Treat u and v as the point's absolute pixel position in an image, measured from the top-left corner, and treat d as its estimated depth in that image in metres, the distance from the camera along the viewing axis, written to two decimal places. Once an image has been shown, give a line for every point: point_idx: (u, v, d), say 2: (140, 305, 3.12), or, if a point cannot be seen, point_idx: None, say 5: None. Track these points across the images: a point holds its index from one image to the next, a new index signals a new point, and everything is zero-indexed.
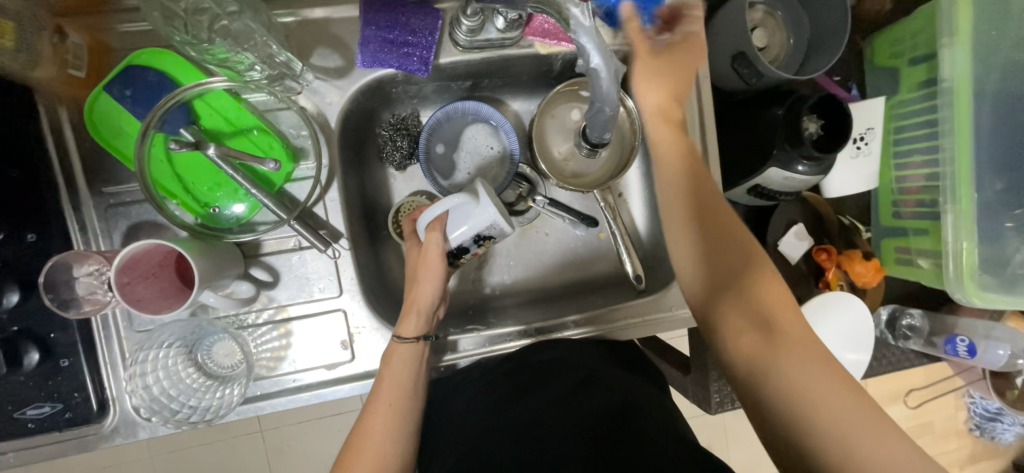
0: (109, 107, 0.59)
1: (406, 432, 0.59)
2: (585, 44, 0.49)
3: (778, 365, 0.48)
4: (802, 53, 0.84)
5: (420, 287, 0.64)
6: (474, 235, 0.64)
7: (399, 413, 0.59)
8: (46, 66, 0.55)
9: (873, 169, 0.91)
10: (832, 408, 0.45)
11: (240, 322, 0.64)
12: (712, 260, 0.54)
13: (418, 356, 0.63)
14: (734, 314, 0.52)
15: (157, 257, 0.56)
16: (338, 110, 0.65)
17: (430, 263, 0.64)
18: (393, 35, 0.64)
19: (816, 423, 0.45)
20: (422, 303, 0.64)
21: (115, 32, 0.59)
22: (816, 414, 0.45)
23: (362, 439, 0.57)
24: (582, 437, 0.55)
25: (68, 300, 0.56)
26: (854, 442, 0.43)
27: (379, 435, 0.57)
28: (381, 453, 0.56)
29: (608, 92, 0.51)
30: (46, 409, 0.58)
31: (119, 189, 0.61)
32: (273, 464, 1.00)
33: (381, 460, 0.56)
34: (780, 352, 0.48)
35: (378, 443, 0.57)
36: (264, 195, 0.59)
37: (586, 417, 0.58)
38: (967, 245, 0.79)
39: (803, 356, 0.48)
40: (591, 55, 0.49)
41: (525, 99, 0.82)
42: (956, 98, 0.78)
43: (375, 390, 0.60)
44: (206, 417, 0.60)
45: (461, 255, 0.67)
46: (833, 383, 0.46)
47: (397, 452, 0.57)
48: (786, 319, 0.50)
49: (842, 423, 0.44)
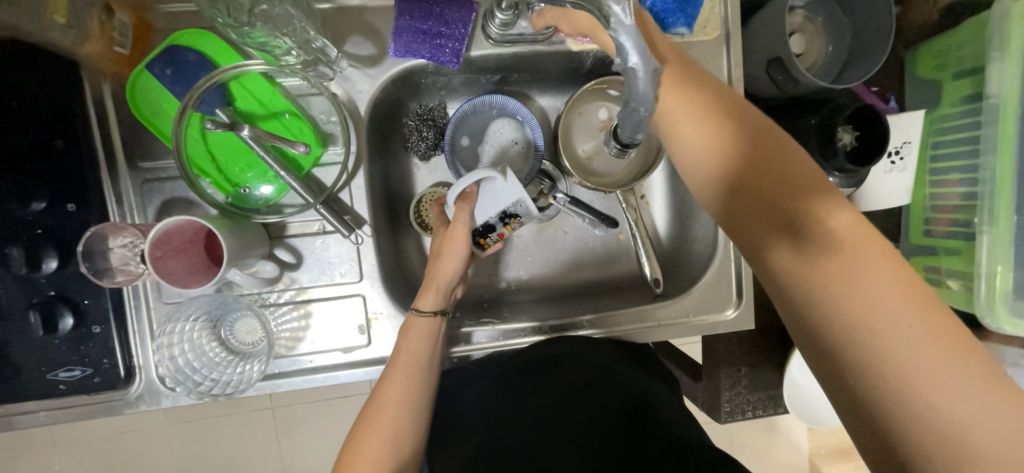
0: (151, 85, 0.60)
1: (419, 409, 0.61)
2: (624, 43, 0.45)
3: (868, 328, 0.40)
4: (841, 62, 0.82)
5: (444, 263, 0.66)
6: (501, 211, 0.68)
7: (415, 387, 0.61)
8: (94, 42, 0.57)
9: (906, 185, 0.88)
10: (929, 370, 0.38)
11: (263, 300, 0.65)
12: (767, 214, 0.44)
13: (434, 333, 0.65)
14: (808, 273, 0.42)
15: (188, 233, 0.57)
16: (368, 98, 0.66)
17: (457, 237, 0.66)
18: (426, 26, 0.64)
19: (910, 385, 0.38)
20: (443, 280, 0.66)
21: (159, 11, 0.61)
22: (909, 372, 0.38)
23: (378, 409, 0.59)
24: (596, 447, 0.56)
25: (102, 270, 0.58)
26: (933, 381, 0.38)
27: (394, 406, 0.60)
28: (397, 422, 0.59)
29: (645, 92, 0.47)
30: (77, 372, 0.61)
31: (155, 165, 0.63)
32: (282, 440, 1.03)
33: (394, 432, 0.59)
34: (848, 290, 0.40)
35: (391, 416, 0.59)
36: (293, 179, 0.61)
37: (592, 421, 0.60)
38: (1002, 268, 0.77)
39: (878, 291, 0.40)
40: (631, 54, 0.46)
41: (553, 95, 0.81)
42: (1001, 115, 0.75)
43: (394, 358, 0.62)
44: (227, 390, 0.62)
45: (486, 234, 0.69)
46: (925, 336, 0.38)
47: (410, 426, 0.60)
48: (866, 263, 0.41)
49: (922, 362, 0.38)
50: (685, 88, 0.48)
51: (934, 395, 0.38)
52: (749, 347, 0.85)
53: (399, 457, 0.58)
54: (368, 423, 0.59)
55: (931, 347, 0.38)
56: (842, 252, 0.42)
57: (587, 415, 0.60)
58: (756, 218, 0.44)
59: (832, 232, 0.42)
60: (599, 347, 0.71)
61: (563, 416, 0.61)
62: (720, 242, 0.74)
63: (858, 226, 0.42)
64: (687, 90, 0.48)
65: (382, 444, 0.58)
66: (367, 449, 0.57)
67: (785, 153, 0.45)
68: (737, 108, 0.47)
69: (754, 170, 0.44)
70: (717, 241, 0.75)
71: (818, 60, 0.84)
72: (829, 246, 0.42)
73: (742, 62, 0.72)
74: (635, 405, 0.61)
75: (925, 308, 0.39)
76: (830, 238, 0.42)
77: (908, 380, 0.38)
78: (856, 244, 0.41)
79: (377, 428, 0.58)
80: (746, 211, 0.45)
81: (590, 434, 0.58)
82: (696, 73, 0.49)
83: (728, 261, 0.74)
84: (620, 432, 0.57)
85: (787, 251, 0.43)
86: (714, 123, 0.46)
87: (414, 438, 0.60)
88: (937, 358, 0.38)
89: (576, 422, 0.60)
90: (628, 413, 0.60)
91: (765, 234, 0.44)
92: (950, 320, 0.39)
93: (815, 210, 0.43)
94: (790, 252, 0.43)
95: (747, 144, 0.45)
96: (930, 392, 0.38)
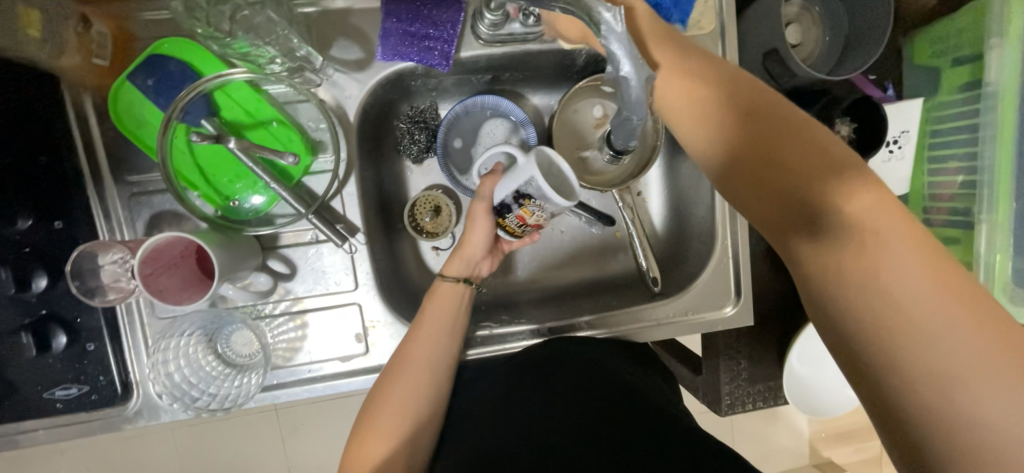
0: (133, 97, 0.59)
1: (438, 377, 0.62)
2: (614, 51, 0.47)
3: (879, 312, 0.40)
4: (837, 53, 0.81)
5: (469, 236, 0.68)
6: (514, 191, 0.61)
7: (438, 351, 0.63)
8: (70, 55, 0.56)
9: (905, 173, 0.87)
10: (947, 360, 0.38)
11: (258, 312, 0.65)
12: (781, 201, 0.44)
13: (459, 300, 0.67)
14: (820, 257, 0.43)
15: (179, 248, 0.56)
16: (357, 103, 0.65)
17: (478, 211, 0.67)
18: (414, 28, 0.62)
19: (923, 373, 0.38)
20: (469, 252, 0.68)
21: (138, 19, 0.59)
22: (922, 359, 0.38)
23: (401, 368, 0.61)
24: (595, 439, 0.56)
25: (93, 288, 0.58)
26: (951, 371, 0.37)
27: (418, 364, 0.61)
28: (419, 380, 0.61)
29: (636, 100, 0.50)
30: (73, 390, 0.61)
31: (143, 178, 0.62)
32: (287, 440, 1.03)
33: (415, 393, 0.60)
34: (867, 275, 0.40)
35: (414, 375, 0.61)
36: (283, 189, 0.59)
37: (590, 415, 0.59)
38: (1001, 256, 0.77)
39: (912, 282, 0.39)
40: (620, 63, 0.47)
41: (546, 93, 0.80)
42: (1000, 103, 0.75)
43: (422, 316, 0.65)
44: (226, 405, 0.62)
45: (504, 214, 0.65)
46: (945, 323, 0.38)
47: (430, 390, 0.61)
48: (887, 249, 0.40)
49: (954, 358, 0.37)
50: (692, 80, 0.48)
51: (955, 388, 0.37)
52: (750, 340, 0.85)
53: (415, 418, 0.59)
54: (390, 383, 0.61)
55: (953, 338, 0.37)
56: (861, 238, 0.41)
57: (589, 398, 0.62)
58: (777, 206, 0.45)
59: (859, 219, 0.41)
60: (600, 347, 0.70)
61: (579, 399, 0.62)
62: (718, 240, 0.74)
63: (884, 212, 0.41)
64: (697, 83, 0.48)
65: (405, 401, 0.59)
66: (389, 405, 0.59)
67: (810, 141, 0.44)
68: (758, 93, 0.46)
69: (768, 159, 0.44)
70: (716, 238, 0.74)
71: (814, 51, 0.83)
72: (855, 233, 0.41)
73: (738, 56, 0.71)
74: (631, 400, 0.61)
75: (957, 298, 0.38)
76: (849, 227, 0.42)
77: (929, 370, 0.38)
78: (886, 231, 0.41)
79: (399, 385, 0.60)
80: (763, 197, 0.45)
81: (586, 433, 0.57)
82: (705, 60, 0.50)
83: (727, 258, 0.74)
84: (626, 428, 0.57)
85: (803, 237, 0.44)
86: (725, 112, 0.46)
87: (433, 403, 0.61)
88: (964, 352, 0.37)
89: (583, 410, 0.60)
90: (637, 414, 0.59)
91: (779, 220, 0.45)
92: (980, 310, 0.38)
93: (835, 197, 0.42)
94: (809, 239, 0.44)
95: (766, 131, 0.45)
96: (953, 389, 0.37)
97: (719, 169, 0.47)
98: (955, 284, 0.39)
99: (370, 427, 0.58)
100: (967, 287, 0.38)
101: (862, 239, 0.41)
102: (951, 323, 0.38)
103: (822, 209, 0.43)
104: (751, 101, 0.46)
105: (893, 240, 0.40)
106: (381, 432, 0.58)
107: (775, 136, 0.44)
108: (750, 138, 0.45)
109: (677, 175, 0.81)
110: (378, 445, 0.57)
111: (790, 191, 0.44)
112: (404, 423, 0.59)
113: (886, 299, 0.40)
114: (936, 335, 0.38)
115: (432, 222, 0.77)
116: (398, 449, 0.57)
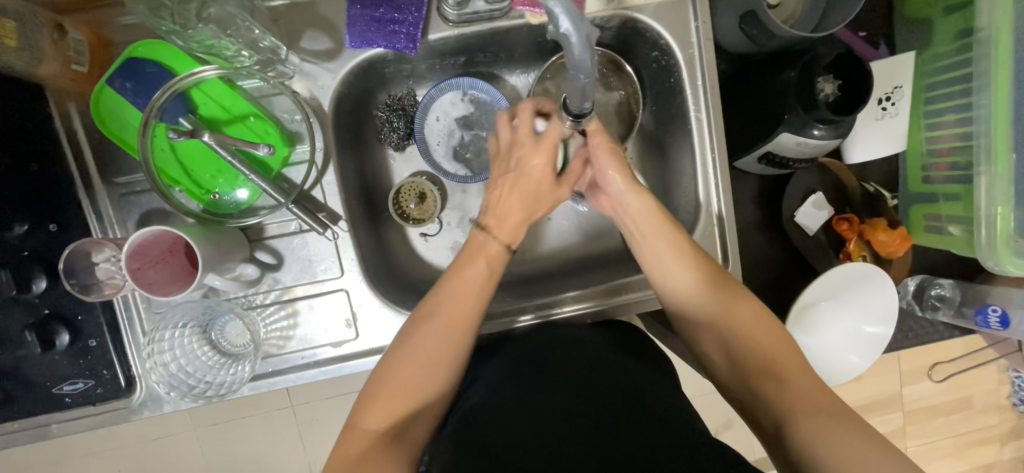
0: (113, 100, 0.61)
1: (463, 335, 0.59)
2: (551, 7, 0.45)
3: (799, 419, 0.51)
4: (821, 9, 0.78)
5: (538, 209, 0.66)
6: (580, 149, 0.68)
7: (472, 311, 0.59)
8: (50, 62, 0.56)
9: (900, 130, 0.85)
10: (839, 443, 0.48)
11: (249, 302, 0.67)
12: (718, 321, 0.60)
13: (497, 259, 0.63)
14: (752, 383, 0.56)
15: (166, 243, 0.58)
16: (331, 93, 0.66)
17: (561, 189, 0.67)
18: (378, 13, 0.63)
19: (829, 445, 0.48)
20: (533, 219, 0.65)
21: (115, 25, 0.62)
22: (830, 436, 0.49)
23: (428, 319, 0.58)
24: (603, 431, 0.51)
25: (90, 285, 0.61)
26: (847, 445, 0.47)
27: (448, 314, 0.58)
28: (445, 333, 0.57)
29: (580, 58, 0.49)
30: (80, 385, 0.64)
31: (129, 179, 0.64)
32: (303, 436, 1.05)
33: (439, 346, 0.57)
34: (786, 390, 0.54)
35: (437, 328, 0.58)
36: (262, 180, 0.61)
37: (601, 394, 0.56)
38: (1002, 209, 0.74)
39: (797, 386, 0.54)
40: (558, 22, 0.45)
41: (522, 72, 0.79)
42: (994, 48, 0.72)
43: (450, 279, 0.60)
44: (221, 392, 0.64)
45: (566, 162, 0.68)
46: (835, 415, 0.50)
47: (452, 346, 0.58)
48: (792, 370, 0.55)
49: (835, 446, 0.48)
50: (661, 225, 0.64)
51: (845, 452, 0.47)
52: None
53: (435, 383, 0.57)
54: (408, 345, 0.57)
55: (841, 428, 0.49)
56: (772, 360, 0.56)
57: (593, 384, 0.57)
58: (699, 327, 0.62)
59: (763, 346, 0.57)
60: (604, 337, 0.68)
61: (604, 385, 0.57)
62: (703, 209, 0.73)
63: (774, 340, 0.58)
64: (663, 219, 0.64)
65: (428, 355, 0.57)
66: (417, 347, 0.57)
67: (732, 285, 0.62)
68: (687, 234, 0.64)
69: (711, 294, 0.61)
70: (700, 207, 0.73)
71: (796, 11, 0.81)
72: (749, 343, 0.58)
73: (710, 19, 0.69)
74: (630, 385, 0.57)
75: (840, 408, 0.51)
76: (764, 358, 0.57)
77: (838, 449, 0.48)
78: (784, 356, 0.56)
79: (426, 332, 0.57)
80: (702, 328, 0.61)
81: (587, 412, 0.53)
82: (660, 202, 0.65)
83: (713, 226, 0.73)
84: (629, 416, 0.52)
85: (742, 374, 0.58)
86: (675, 247, 0.63)
87: (452, 365, 0.58)
88: (844, 435, 0.48)
89: (580, 398, 0.55)
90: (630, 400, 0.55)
91: (723, 356, 0.60)
92: (846, 408, 0.51)
93: (747, 332, 0.58)
94: (739, 369, 0.58)
95: (697, 272, 0.62)
96: (845, 453, 0.47)
97: (682, 289, 0.62)
98: (830, 401, 0.52)
99: (387, 384, 0.56)
100: (842, 408, 0.51)
101: (775, 371, 0.55)
102: (825, 420, 0.50)
103: (739, 338, 0.58)
104: (682, 239, 0.63)
105: (783, 357, 0.56)
106: (399, 385, 0.56)
107: (718, 283, 0.62)
108: (676, 264, 0.62)
109: (661, 146, 0.79)
110: (397, 405, 0.55)
111: (726, 331, 0.59)
112: (428, 381, 0.57)
113: (795, 405, 0.52)
114: (822, 431, 0.49)
115: (418, 208, 0.78)
116: (420, 404, 0.56)
